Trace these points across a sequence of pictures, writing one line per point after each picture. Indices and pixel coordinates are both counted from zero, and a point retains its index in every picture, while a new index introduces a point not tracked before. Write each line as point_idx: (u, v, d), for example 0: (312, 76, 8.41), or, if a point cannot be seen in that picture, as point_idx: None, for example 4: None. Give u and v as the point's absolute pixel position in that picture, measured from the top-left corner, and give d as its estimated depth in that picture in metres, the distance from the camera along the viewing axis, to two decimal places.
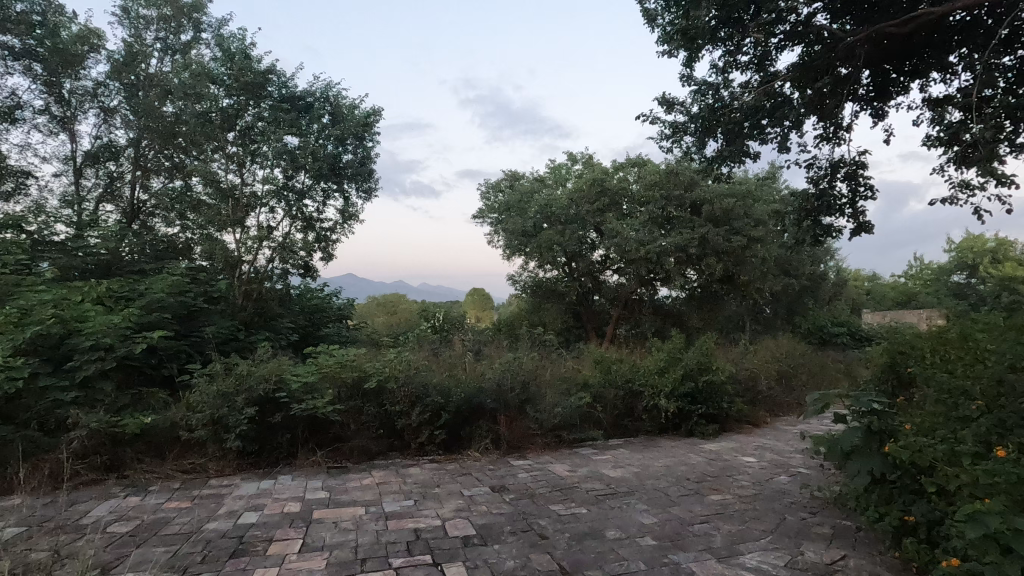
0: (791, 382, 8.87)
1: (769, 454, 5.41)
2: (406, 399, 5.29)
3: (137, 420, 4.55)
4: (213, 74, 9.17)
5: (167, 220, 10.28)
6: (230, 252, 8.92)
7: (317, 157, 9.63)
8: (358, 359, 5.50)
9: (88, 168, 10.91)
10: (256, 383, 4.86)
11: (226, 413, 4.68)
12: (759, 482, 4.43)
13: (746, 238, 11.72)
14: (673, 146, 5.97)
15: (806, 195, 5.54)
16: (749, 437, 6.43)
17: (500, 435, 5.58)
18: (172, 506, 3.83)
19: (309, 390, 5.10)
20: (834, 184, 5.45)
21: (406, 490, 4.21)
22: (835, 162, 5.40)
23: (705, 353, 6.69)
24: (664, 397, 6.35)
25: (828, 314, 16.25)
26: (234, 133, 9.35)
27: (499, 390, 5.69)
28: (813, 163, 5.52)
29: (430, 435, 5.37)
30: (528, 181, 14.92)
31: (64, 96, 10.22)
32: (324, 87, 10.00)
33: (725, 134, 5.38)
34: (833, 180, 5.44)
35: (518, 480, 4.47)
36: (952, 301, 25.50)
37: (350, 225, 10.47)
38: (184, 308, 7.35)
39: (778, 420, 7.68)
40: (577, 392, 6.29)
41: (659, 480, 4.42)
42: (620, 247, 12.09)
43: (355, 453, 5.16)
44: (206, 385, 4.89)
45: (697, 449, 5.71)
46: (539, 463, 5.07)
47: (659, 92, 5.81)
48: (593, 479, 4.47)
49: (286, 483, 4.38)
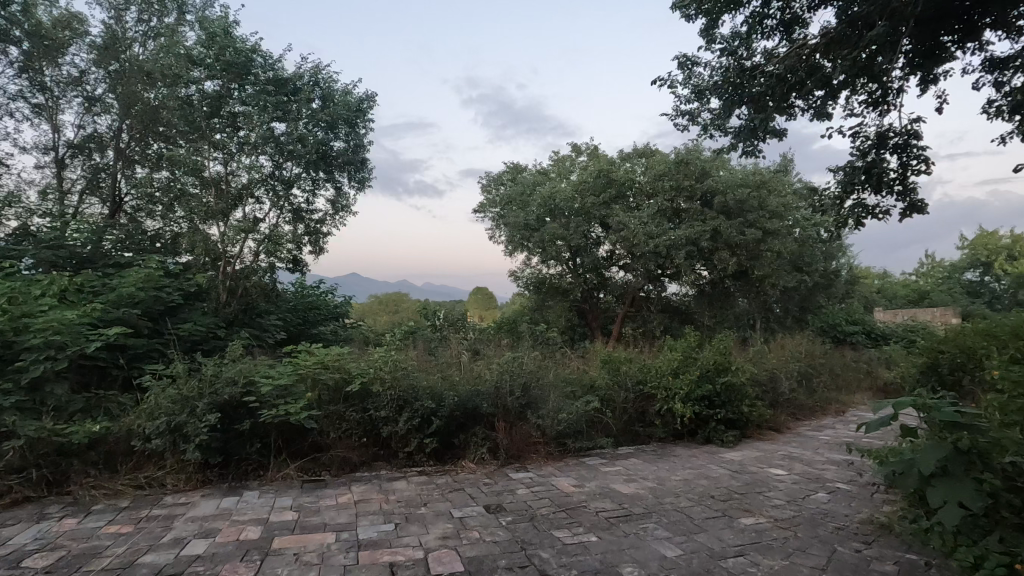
0: (813, 384, 8.27)
1: (799, 466, 4.84)
2: (394, 404, 4.75)
3: (85, 427, 4.01)
4: (194, 55, 8.61)
5: (152, 213, 9.74)
6: (213, 242, 8.39)
7: (305, 144, 9.02)
8: (340, 359, 4.95)
9: (71, 159, 10.40)
10: (222, 386, 4.31)
11: (185, 420, 4.11)
12: (794, 500, 3.86)
13: (760, 231, 11.12)
14: (690, 122, 5.47)
15: (851, 166, 4.64)
16: (774, 445, 5.84)
17: (498, 442, 5.00)
18: (110, 532, 3.27)
19: (285, 393, 4.56)
20: (882, 156, 4.59)
21: (387, 511, 3.65)
22: (883, 129, 4.57)
23: (722, 352, 6.10)
24: (679, 401, 5.78)
25: (842, 312, 15.67)
26: (217, 119, 8.83)
27: (497, 393, 5.11)
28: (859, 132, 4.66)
29: (419, 443, 4.80)
30: (531, 174, 14.36)
31: (44, 82, 9.74)
32: (313, 70, 9.43)
33: (748, 107, 4.83)
34: (880, 150, 4.54)
35: (517, 498, 3.90)
36: (967, 300, 24.91)
37: (341, 217, 9.91)
38: (159, 304, 6.82)
39: (801, 424, 7.10)
40: (583, 395, 5.73)
41: (680, 498, 3.84)
42: (627, 241, 11.52)
43: (335, 464, 4.60)
44: (166, 389, 4.34)
45: (718, 458, 5.14)
46: (542, 475, 4.50)
47: (678, 54, 5.28)
48: (603, 497, 3.90)
49: (251, 501, 3.81)
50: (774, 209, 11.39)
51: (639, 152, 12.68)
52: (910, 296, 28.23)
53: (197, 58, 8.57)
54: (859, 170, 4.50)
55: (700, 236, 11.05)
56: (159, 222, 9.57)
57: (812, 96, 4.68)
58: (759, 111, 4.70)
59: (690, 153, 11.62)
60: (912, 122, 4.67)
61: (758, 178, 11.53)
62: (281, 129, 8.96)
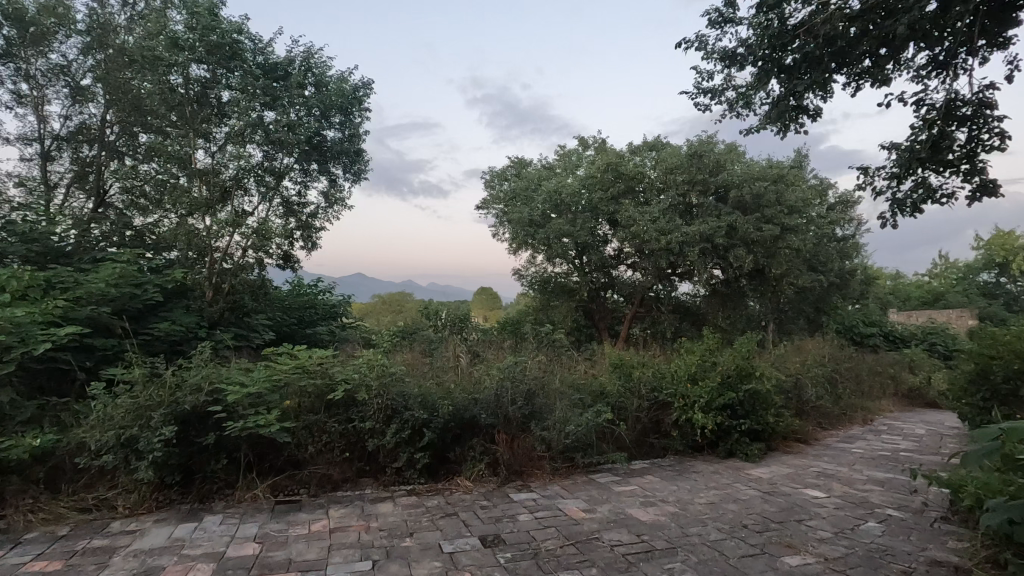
0: (839, 390, 7.70)
1: (838, 486, 4.28)
2: (380, 413, 4.22)
3: (23, 441, 3.49)
4: (176, 36, 8.05)
5: (139, 207, 9.13)
6: (198, 235, 7.86)
7: (296, 133, 8.52)
8: (323, 362, 4.44)
9: (57, 152, 9.83)
10: (184, 394, 3.79)
11: (138, 433, 3.58)
12: (843, 532, 3.30)
13: (778, 227, 10.53)
14: (713, 101, 4.98)
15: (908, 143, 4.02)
16: (804, 459, 5.29)
17: (498, 457, 4.46)
18: (31, 572, 2.73)
19: (256, 402, 4.05)
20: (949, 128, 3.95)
21: (366, 543, 3.12)
22: (950, 99, 3.92)
23: (745, 356, 5.53)
24: (699, 410, 5.21)
25: (858, 314, 15.09)
26: (204, 107, 8.37)
27: (496, 402, 4.54)
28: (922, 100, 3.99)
29: (409, 458, 4.27)
30: (536, 170, 13.81)
31: (29, 71, 9.22)
32: (305, 54, 8.91)
33: (782, 80, 4.32)
34: (945, 121, 3.87)
35: (518, 527, 3.35)
36: (983, 303, 24.29)
37: (335, 210, 9.40)
38: (134, 301, 6.31)
39: (828, 435, 6.54)
40: (594, 404, 5.15)
41: (709, 529, 3.29)
42: (637, 238, 10.95)
43: (313, 481, 4.09)
44: (120, 397, 3.81)
45: (745, 477, 4.58)
46: (547, 497, 3.95)
47: (709, 10, 4.73)
48: (618, 526, 3.36)
49: (209, 531, 3.28)
50: (792, 205, 10.83)
51: (649, 145, 12.12)
52: (924, 296, 27.48)
53: (181, 41, 8.05)
54: (921, 146, 3.83)
55: (715, 232, 10.47)
56: (148, 216, 8.99)
57: (855, 68, 4.15)
58: (797, 82, 4.16)
59: (702, 146, 11.17)
60: (985, 89, 4.01)
61: (776, 172, 10.96)
62: (270, 116, 8.46)
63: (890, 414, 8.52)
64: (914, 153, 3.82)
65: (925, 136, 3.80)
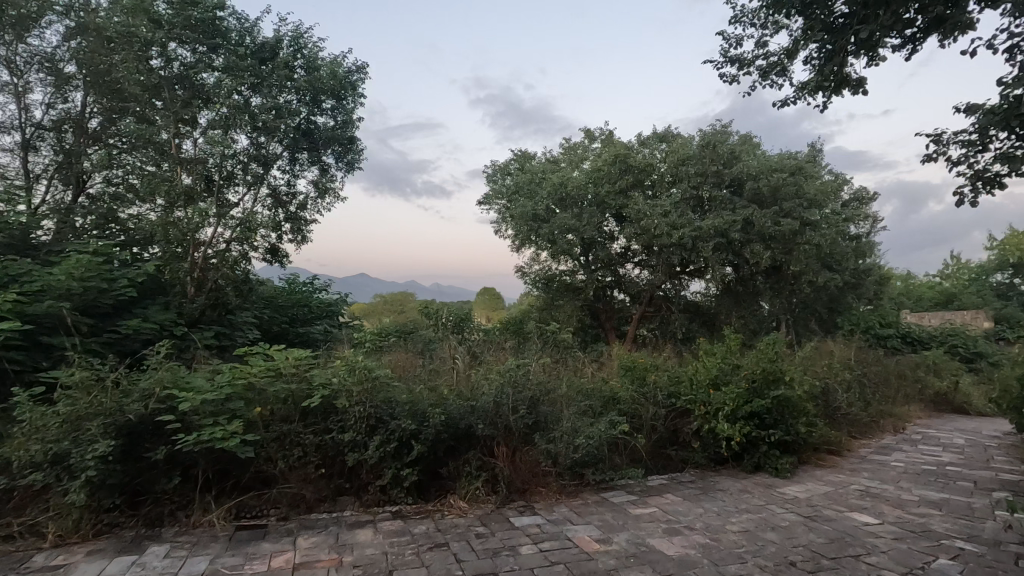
0: (866, 395, 7.13)
1: (890, 509, 3.72)
2: (362, 424, 3.66)
3: None
4: (151, 10, 7.43)
5: (120, 198, 8.38)
6: (177, 226, 7.15)
7: (283, 117, 8.06)
8: (299, 365, 3.90)
9: (40, 141, 8.73)
10: (131, 402, 3.24)
11: (70, 449, 3.04)
12: (913, 572, 2.73)
13: (797, 222, 9.96)
14: (741, 71, 4.45)
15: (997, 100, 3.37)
16: (842, 474, 4.71)
17: (497, 473, 3.90)
18: None
19: (217, 410, 3.50)
20: None
21: None
22: None
23: (771, 359, 4.94)
24: (723, 419, 4.63)
25: (875, 315, 14.51)
26: (187, 92, 7.83)
27: (495, 411, 3.97)
28: (1010, 49, 3.35)
29: (395, 475, 3.71)
30: (539, 163, 13.19)
31: (7, 56, 8.12)
32: (294, 34, 8.40)
33: (826, 41, 3.77)
34: None
35: (521, 563, 2.79)
36: (997, 304, 23.58)
37: (326, 200, 8.85)
38: (103, 296, 5.76)
39: (861, 445, 5.97)
40: (606, 413, 4.58)
41: (750, 569, 2.73)
42: (645, 233, 10.38)
43: (284, 501, 3.55)
44: (56, 404, 3.26)
45: (779, 496, 4.01)
46: (554, 523, 3.40)
47: None
48: (641, 562, 2.80)
49: (149, 567, 2.73)
50: (811, 197, 10.25)
51: (658, 137, 11.61)
52: (937, 296, 26.73)
53: (160, 19, 7.46)
54: (1016, 104, 3.18)
55: (730, 227, 9.93)
56: (128, 207, 8.22)
57: (919, 19, 3.53)
58: (856, 36, 3.55)
59: (715, 136, 10.61)
60: None
61: (794, 163, 10.46)
62: (256, 100, 8.02)
63: (921, 422, 7.94)
64: (1000, 114, 3.22)
65: (1017, 91, 3.18)
